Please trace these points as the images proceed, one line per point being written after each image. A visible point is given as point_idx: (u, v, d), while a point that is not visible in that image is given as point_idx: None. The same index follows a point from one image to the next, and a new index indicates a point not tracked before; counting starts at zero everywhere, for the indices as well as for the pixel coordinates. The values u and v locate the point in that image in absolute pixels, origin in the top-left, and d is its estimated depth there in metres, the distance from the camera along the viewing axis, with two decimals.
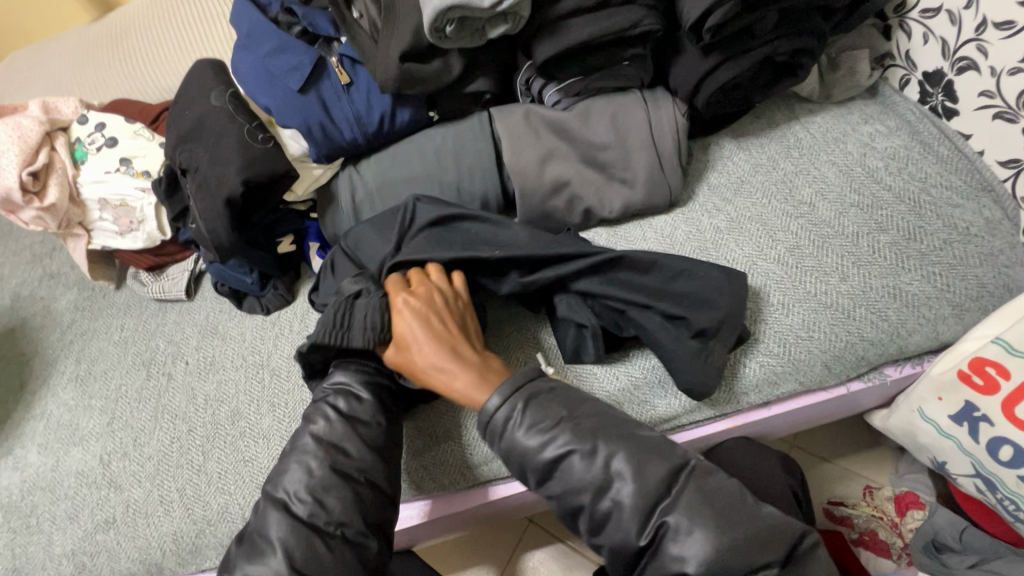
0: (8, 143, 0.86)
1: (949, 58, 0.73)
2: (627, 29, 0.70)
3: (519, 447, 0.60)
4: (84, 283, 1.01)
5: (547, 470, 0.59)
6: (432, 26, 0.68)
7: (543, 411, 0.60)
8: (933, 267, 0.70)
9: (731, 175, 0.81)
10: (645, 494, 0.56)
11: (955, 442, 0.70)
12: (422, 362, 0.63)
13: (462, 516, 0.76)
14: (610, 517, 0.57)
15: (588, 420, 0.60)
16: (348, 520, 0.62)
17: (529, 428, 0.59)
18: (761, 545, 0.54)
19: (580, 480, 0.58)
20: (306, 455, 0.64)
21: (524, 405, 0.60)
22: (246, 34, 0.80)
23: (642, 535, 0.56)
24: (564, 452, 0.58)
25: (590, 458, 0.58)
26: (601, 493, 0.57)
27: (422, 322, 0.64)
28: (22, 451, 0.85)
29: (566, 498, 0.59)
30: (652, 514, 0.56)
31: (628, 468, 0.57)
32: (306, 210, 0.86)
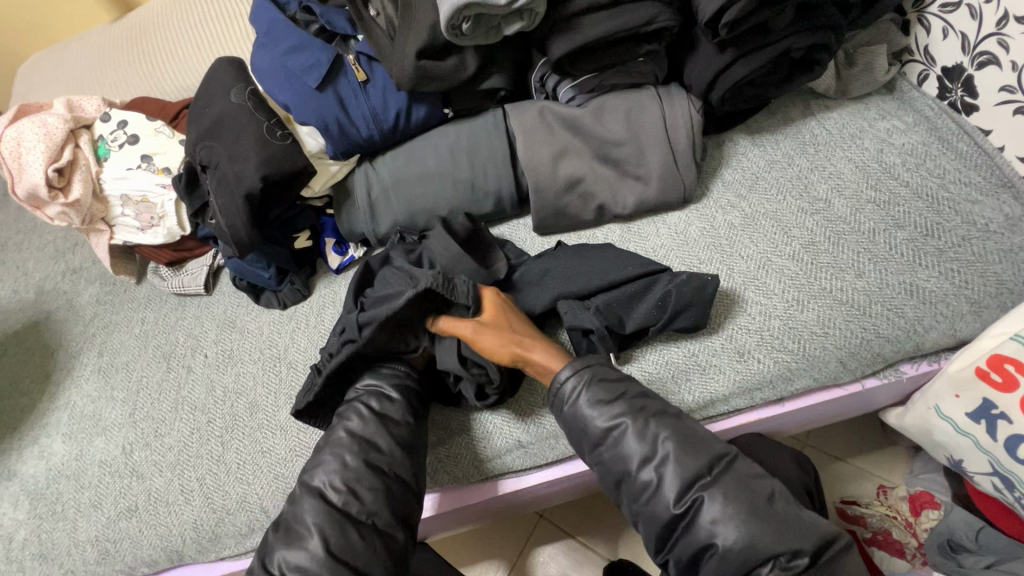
0: (34, 140, 0.89)
1: (969, 52, 0.73)
2: (643, 25, 0.71)
3: (581, 417, 0.63)
4: (106, 278, 1.04)
5: (601, 438, 0.62)
6: (447, 23, 0.69)
7: (608, 386, 0.63)
8: (952, 264, 0.69)
9: (746, 171, 0.81)
10: (685, 472, 0.58)
11: (972, 441, 0.69)
12: (506, 331, 0.67)
13: (474, 509, 0.77)
14: (649, 488, 0.59)
15: (645, 399, 0.63)
16: (378, 509, 0.63)
17: (592, 399, 0.63)
18: (786, 534, 0.55)
19: (629, 451, 0.60)
20: (344, 448, 0.66)
21: (588, 378, 0.64)
22: (265, 32, 0.81)
23: (678, 505, 0.57)
24: (617, 423, 0.61)
25: (642, 431, 0.60)
26: (648, 467, 0.59)
27: (502, 304, 0.70)
28: (48, 440, 0.88)
29: (611, 465, 0.61)
30: (690, 488, 0.58)
31: (674, 449, 0.59)
32: (322, 206, 0.88)
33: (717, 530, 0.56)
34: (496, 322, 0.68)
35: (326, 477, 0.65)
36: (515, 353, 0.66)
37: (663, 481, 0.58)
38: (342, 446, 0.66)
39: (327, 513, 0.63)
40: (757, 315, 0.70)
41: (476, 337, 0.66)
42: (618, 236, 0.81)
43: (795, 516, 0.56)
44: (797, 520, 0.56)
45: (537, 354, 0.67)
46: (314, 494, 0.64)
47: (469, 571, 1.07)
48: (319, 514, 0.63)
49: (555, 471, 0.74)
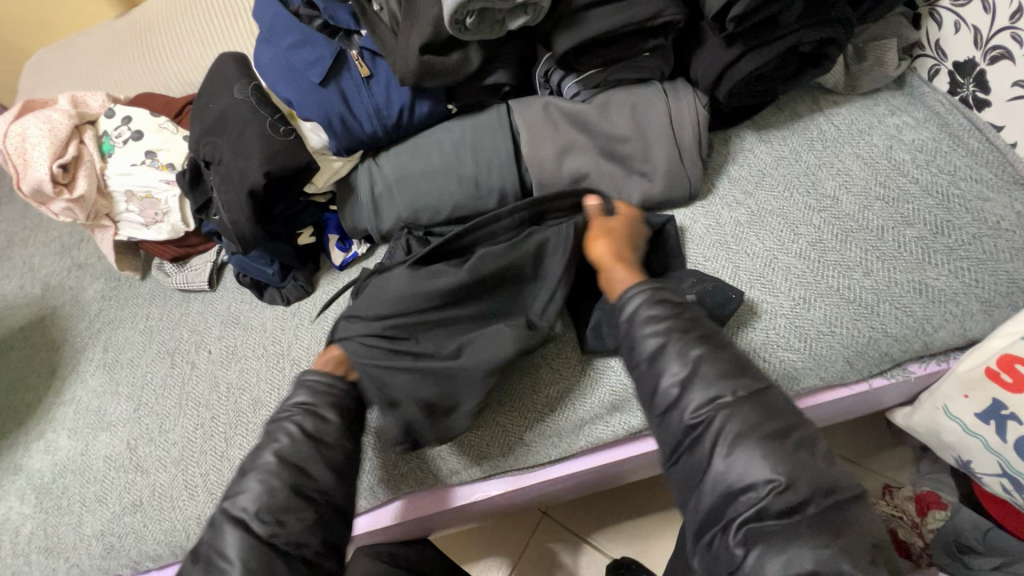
0: (39, 136, 0.89)
1: (981, 47, 0.71)
2: (649, 19, 0.70)
3: (629, 331, 0.60)
4: (111, 274, 1.04)
5: (642, 350, 0.59)
6: (451, 18, 0.68)
7: (664, 304, 0.60)
8: (961, 263, 0.68)
9: (752, 168, 0.80)
10: (711, 393, 0.55)
11: (981, 441, 0.68)
12: (614, 244, 0.70)
13: (434, 518, 0.78)
14: (671, 402, 0.56)
15: (698, 325, 0.59)
16: (308, 542, 0.61)
17: (642, 313, 0.60)
18: (795, 467, 0.51)
19: (665, 367, 0.57)
20: (271, 475, 0.62)
21: (652, 292, 0.61)
22: (268, 27, 0.81)
23: (694, 416, 0.55)
24: (661, 339, 0.58)
25: (683, 350, 0.57)
26: (676, 383, 0.56)
27: (635, 233, 0.72)
28: (53, 435, 0.88)
29: (643, 376, 0.59)
30: (709, 407, 0.54)
31: (709, 372, 0.55)
32: (325, 202, 0.88)
33: (719, 454, 0.53)
34: (622, 236, 0.71)
35: (244, 505, 0.61)
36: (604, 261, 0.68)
37: (684, 399, 0.56)
38: (268, 476, 0.62)
39: (245, 545, 0.59)
40: (764, 314, 0.70)
41: (600, 229, 0.71)
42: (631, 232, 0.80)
43: (810, 460, 0.52)
44: (809, 453, 0.52)
45: (614, 268, 0.67)
46: (236, 523, 0.60)
47: (471, 568, 1.08)
48: (238, 548, 0.58)
49: (559, 468, 0.74)
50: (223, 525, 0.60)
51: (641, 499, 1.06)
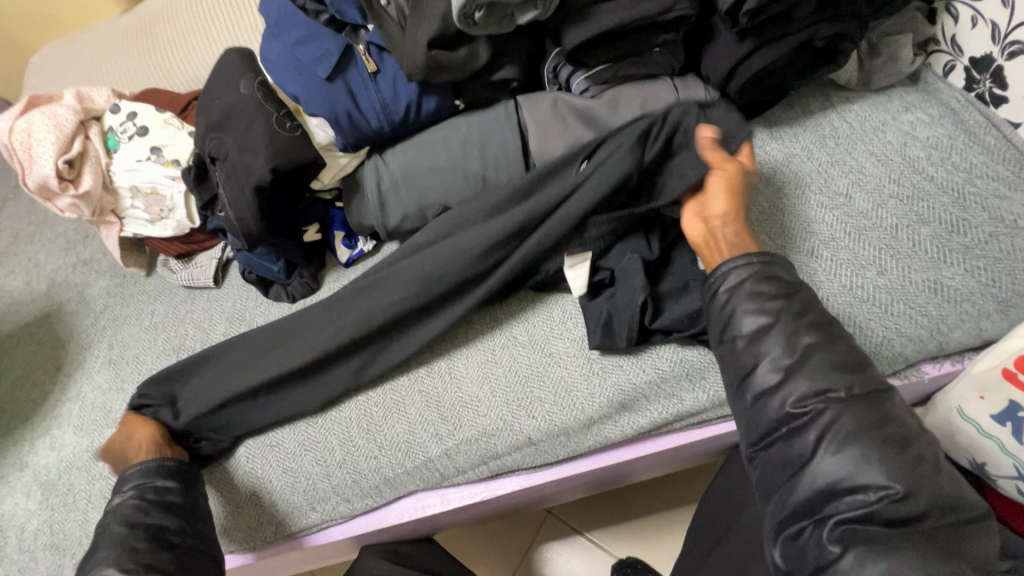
0: (45, 131, 0.89)
1: (998, 42, 0.70)
2: (660, 14, 0.69)
3: (728, 306, 0.61)
4: (116, 271, 1.04)
5: (746, 327, 0.60)
6: (460, 12, 0.67)
7: (774, 284, 0.61)
8: (978, 262, 0.67)
9: (764, 165, 0.79)
10: (815, 384, 0.55)
11: (996, 443, 0.66)
12: (735, 200, 0.69)
13: (296, 554, 0.81)
14: (773, 387, 0.57)
15: (806, 308, 0.59)
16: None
17: (750, 291, 0.61)
18: (903, 477, 0.51)
19: (766, 349, 0.58)
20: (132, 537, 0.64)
21: (763, 269, 0.62)
22: (275, 22, 0.80)
23: (796, 406, 0.55)
24: (768, 318, 0.59)
25: (790, 334, 0.58)
26: (773, 368, 0.57)
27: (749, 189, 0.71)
28: (59, 432, 0.88)
29: (740, 357, 0.60)
30: (815, 400, 0.55)
31: (818, 361, 0.56)
32: (332, 199, 0.86)
33: (821, 448, 0.53)
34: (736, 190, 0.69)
35: (105, 569, 0.63)
36: (727, 216, 0.68)
37: (787, 385, 0.56)
38: (120, 541, 0.64)
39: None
40: None
41: (719, 181, 0.70)
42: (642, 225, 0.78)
43: (929, 474, 0.52)
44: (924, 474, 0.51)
45: (739, 230, 0.67)
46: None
47: (475, 566, 1.07)
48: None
49: (568, 467, 0.73)
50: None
51: (646, 499, 1.05)
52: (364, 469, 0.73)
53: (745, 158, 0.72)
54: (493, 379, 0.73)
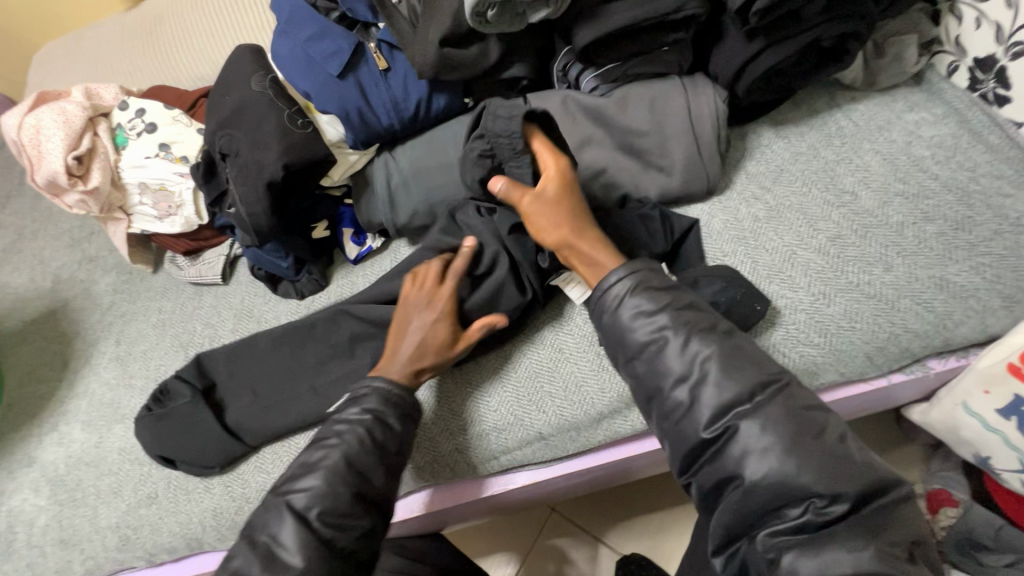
0: (54, 127, 0.89)
1: (1003, 43, 0.71)
2: (670, 13, 0.70)
3: (619, 328, 0.59)
4: (122, 267, 1.04)
5: (639, 351, 0.58)
6: (473, 10, 0.68)
7: (654, 296, 0.58)
8: (982, 259, 0.68)
9: (770, 164, 0.80)
10: (723, 395, 0.53)
11: (1001, 437, 0.69)
12: (569, 212, 0.66)
13: (464, 508, 0.78)
14: (681, 408, 0.55)
15: (692, 313, 0.58)
16: (360, 548, 0.59)
17: (634, 312, 0.58)
18: (831, 478, 0.49)
19: (666, 367, 0.56)
20: (338, 476, 0.59)
21: (637, 282, 0.60)
22: (285, 19, 0.80)
23: (708, 429, 0.53)
24: (656, 337, 0.57)
25: (683, 347, 0.56)
26: (683, 387, 0.55)
27: (569, 181, 0.68)
28: (67, 427, 0.88)
29: (646, 379, 0.58)
30: (725, 414, 0.53)
31: (715, 371, 0.54)
32: (341, 195, 0.87)
33: (747, 462, 0.51)
34: (557, 195, 0.67)
35: (311, 502, 0.58)
36: (567, 236, 0.65)
37: (696, 404, 0.54)
38: (334, 474, 0.59)
39: (306, 542, 0.56)
40: (784, 309, 0.69)
41: (535, 204, 0.66)
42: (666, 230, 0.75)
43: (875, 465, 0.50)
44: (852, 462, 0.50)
45: (590, 247, 0.65)
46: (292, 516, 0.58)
47: (480, 562, 1.08)
48: (297, 542, 0.56)
49: (574, 463, 0.74)
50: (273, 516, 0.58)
51: (653, 498, 1.06)
52: None
53: (552, 162, 0.67)
54: (502, 375, 0.74)
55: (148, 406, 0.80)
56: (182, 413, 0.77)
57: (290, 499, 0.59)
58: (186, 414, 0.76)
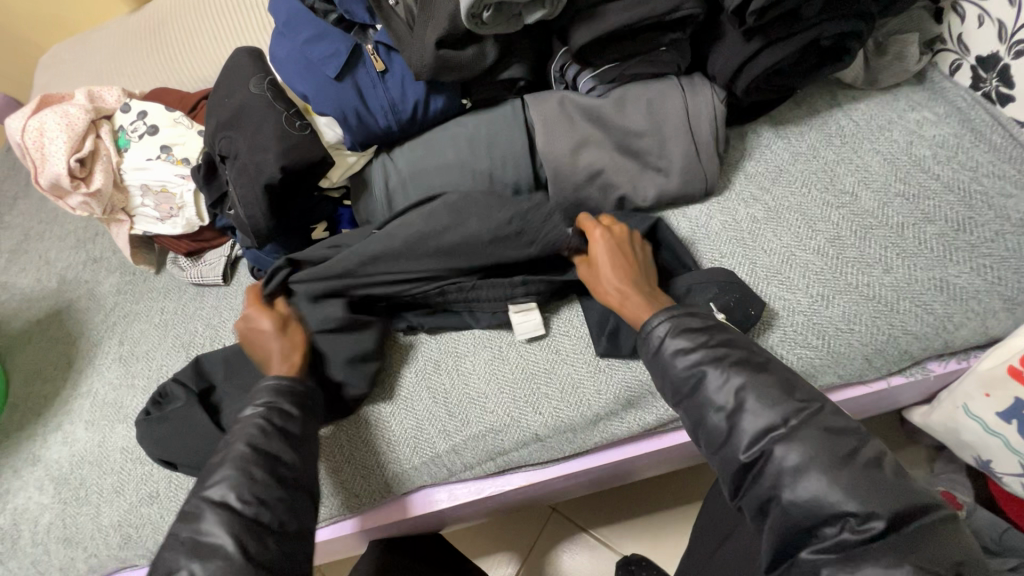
0: (56, 130, 0.89)
1: (1006, 41, 0.70)
2: (667, 13, 0.69)
3: (661, 363, 0.60)
4: (126, 268, 1.05)
5: (683, 386, 0.58)
6: (469, 12, 0.68)
7: (694, 334, 0.59)
8: (984, 260, 0.67)
9: (769, 164, 0.79)
10: (758, 420, 0.54)
11: (1001, 440, 0.68)
12: (623, 263, 0.68)
13: (396, 526, 0.79)
14: (721, 434, 0.56)
15: (735, 349, 0.58)
16: (290, 521, 0.59)
17: (676, 347, 0.59)
18: (866, 494, 0.48)
19: (708, 399, 0.57)
20: (248, 462, 0.60)
21: (676, 322, 0.60)
22: (283, 22, 0.81)
23: (747, 452, 0.54)
24: (696, 371, 0.58)
25: (723, 379, 0.56)
26: (721, 415, 0.56)
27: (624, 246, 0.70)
28: (71, 427, 0.89)
29: (689, 410, 0.58)
30: (762, 438, 0.53)
31: (751, 398, 0.55)
32: (339, 197, 0.88)
33: (783, 483, 0.51)
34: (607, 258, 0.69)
35: (224, 491, 0.58)
36: (617, 280, 0.67)
37: (735, 431, 0.55)
38: (242, 461, 0.60)
39: (232, 522, 0.57)
40: (781, 312, 0.69)
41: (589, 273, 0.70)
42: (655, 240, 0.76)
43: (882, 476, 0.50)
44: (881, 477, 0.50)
45: (635, 294, 0.65)
46: (212, 507, 0.58)
47: (480, 562, 1.08)
48: (218, 524, 0.57)
49: (574, 464, 0.74)
50: (196, 511, 0.58)
51: (655, 500, 1.06)
52: (371, 465, 0.74)
53: (598, 233, 0.71)
54: (499, 376, 0.74)
55: (147, 409, 0.81)
56: (180, 414, 0.77)
57: (206, 492, 0.59)
58: (187, 414, 0.77)
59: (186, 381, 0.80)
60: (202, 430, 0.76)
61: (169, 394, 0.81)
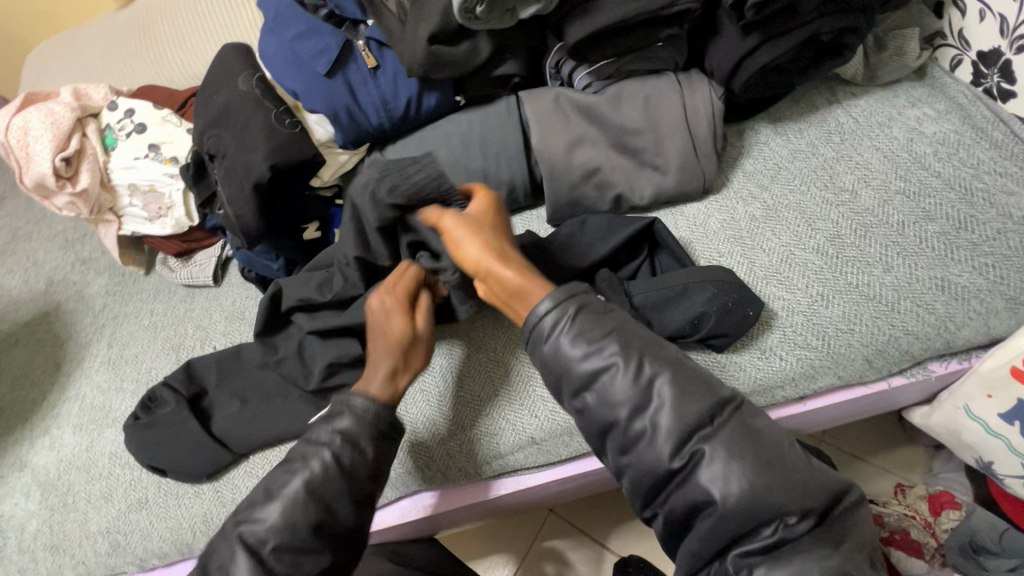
0: (41, 129, 0.87)
1: (1007, 36, 0.69)
2: (664, 8, 0.68)
3: (561, 356, 0.54)
4: (115, 269, 1.03)
5: (586, 381, 0.54)
6: (461, 7, 0.66)
7: (595, 320, 0.54)
8: (985, 259, 0.66)
9: (767, 161, 0.78)
10: (682, 420, 0.51)
11: (1005, 442, 0.67)
12: (487, 232, 0.60)
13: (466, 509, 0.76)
14: (643, 439, 0.52)
15: (638, 336, 0.55)
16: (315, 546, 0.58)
17: (575, 336, 0.54)
18: (800, 492, 0.49)
19: (618, 395, 0.52)
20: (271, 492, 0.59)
21: (576, 308, 0.55)
22: (273, 17, 0.79)
23: (675, 459, 0.51)
24: (605, 365, 0.53)
25: (634, 374, 0.52)
26: (640, 415, 0.52)
27: (497, 215, 0.63)
28: (58, 431, 0.88)
29: (598, 412, 0.53)
30: (689, 439, 0.51)
31: (670, 393, 0.52)
32: (331, 197, 0.86)
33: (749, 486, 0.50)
34: (481, 221, 0.61)
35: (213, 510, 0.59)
36: (486, 259, 0.58)
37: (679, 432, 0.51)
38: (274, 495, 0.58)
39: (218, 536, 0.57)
40: (780, 312, 0.68)
41: (454, 229, 0.60)
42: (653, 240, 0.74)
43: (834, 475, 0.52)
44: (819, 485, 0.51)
45: (514, 267, 0.58)
46: None
47: (476, 564, 1.07)
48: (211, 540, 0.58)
49: (572, 467, 0.73)
50: None
51: None
52: None
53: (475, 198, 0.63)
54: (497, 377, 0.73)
55: (136, 414, 0.79)
56: (170, 420, 0.76)
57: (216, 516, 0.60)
58: (176, 420, 0.76)
59: (174, 386, 0.79)
60: (191, 436, 0.75)
61: (158, 399, 0.79)
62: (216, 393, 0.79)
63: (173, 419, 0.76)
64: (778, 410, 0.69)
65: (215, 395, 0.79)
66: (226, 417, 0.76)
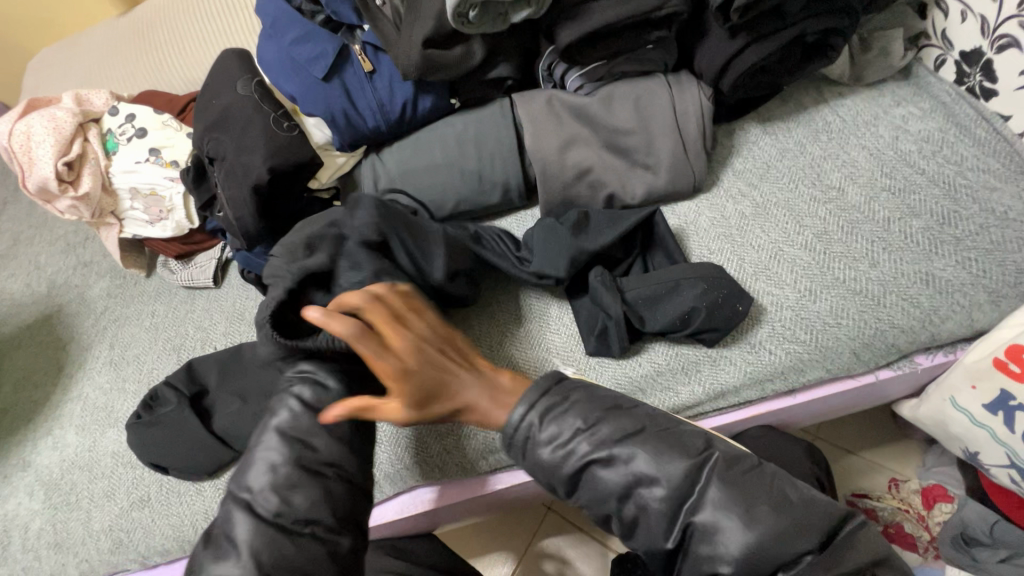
0: (44, 134, 0.89)
1: (988, 36, 0.71)
2: (652, 11, 0.70)
3: (543, 463, 0.57)
4: (116, 272, 1.05)
5: (573, 480, 0.57)
6: (455, 11, 0.68)
7: (560, 418, 0.57)
8: (969, 253, 0.68)
9: (756, 160, 0.80)
10: (667, 496, 0.54)
11: (989, 432, 0.68)
12: (431, 354, 0.59)
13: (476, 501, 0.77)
14: (638, 521, 0.56)
15: (607, 424, 0.57)
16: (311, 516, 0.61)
17: (549, 441, 0.57)
18: (793, 532, 0.52)
19: (606, 485, 0.56)
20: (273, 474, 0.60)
21: (545, 409, 0.58)
22: (271, 23, 0.81)
23: (670, 538, 0.54)
24: (585, 462, 0.56)
25: (612, 466, 0.56)
26: (627, 501, 0.56)
27: (415, 325, 0.60)
28: (61, 432, 0.89)
29: (594, 505, 0.57)
30: (678, 513, 0.54)
31: (648, 471, 0.55)
32: (330, 198, 0.87)
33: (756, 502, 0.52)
34: (415, 348, 0.58)
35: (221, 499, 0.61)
36: (440, 393, 0.58)
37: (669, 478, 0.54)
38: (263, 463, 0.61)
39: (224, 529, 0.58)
40: (768, 308, 0.69)
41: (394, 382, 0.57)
42: (643, 236, 0.76)
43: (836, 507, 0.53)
44: (785, 499, 0.54)
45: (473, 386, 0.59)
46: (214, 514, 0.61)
47: (477, 562, 1.08)
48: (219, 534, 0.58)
49: None
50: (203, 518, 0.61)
51: None
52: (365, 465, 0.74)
53: (386, 325, 0.58)
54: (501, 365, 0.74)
55: (138, 413, 0.80)
56: (171, 418, 0.77)
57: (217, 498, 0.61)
58: (177, 417, 0.77)
59: (177, 385, 0.80)
60: (193, 433, 0.76)
61: (161, 398, 0.80)
62: (218, 392, 0.80)
63: (174, 417, 0.77)
64: (768, 405, 0.70)
65: (217, 393, 0.80)
66: (227, 414, 0.77)
